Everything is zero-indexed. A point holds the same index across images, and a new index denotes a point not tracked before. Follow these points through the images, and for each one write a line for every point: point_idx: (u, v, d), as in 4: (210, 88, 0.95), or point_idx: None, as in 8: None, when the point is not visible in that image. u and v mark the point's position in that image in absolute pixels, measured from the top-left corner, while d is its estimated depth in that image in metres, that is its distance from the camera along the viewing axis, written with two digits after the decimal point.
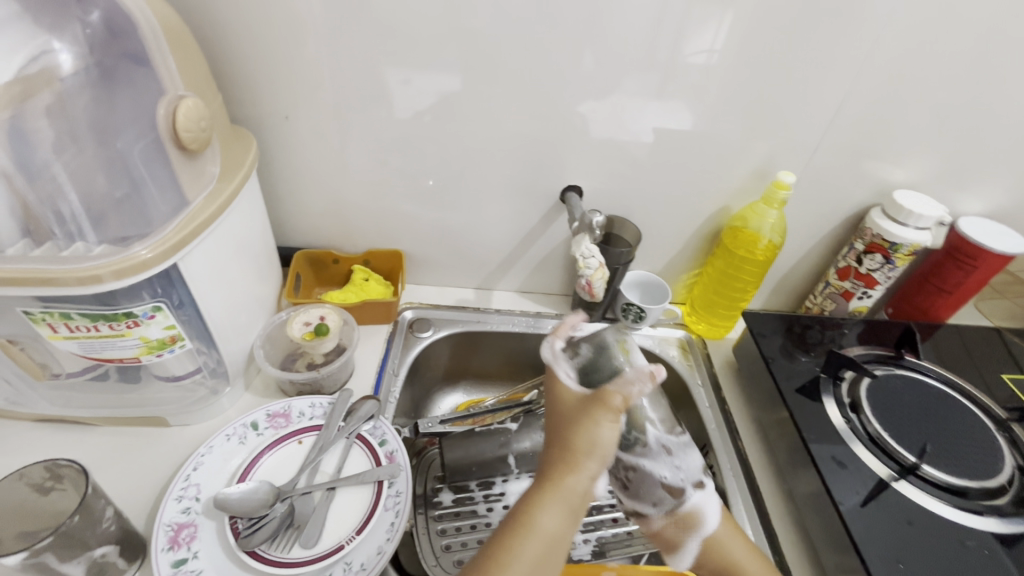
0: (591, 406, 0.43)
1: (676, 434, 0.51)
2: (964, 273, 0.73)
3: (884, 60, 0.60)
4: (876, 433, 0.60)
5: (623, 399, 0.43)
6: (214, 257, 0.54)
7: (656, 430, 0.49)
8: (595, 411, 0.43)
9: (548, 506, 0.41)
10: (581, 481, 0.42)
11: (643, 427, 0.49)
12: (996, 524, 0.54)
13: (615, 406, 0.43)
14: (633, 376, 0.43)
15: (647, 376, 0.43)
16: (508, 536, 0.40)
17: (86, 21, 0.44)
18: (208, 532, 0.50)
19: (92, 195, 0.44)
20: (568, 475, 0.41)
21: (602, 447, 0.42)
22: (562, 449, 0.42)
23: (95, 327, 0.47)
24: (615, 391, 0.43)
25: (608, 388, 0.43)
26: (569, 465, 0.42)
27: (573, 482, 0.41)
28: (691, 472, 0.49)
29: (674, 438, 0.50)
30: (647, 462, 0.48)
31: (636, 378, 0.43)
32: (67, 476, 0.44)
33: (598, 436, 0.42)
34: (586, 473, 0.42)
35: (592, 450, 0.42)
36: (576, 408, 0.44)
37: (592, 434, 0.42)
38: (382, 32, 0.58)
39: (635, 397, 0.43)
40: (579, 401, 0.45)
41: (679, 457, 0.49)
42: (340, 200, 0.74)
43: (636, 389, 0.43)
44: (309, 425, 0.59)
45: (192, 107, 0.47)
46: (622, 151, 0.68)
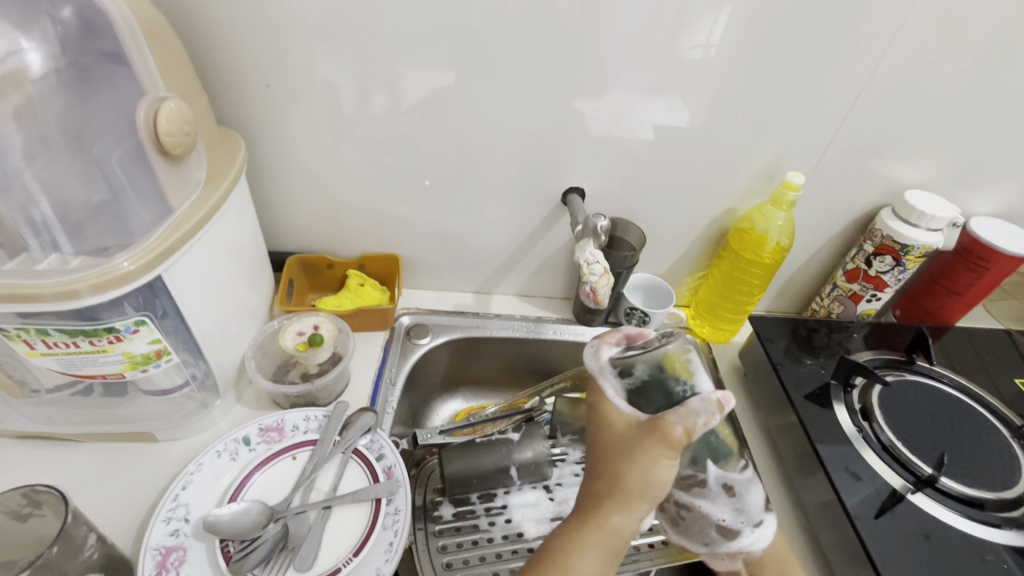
0: (648, 440, 0.41)
1: (740, 475, 0.48)
2: (976, 275, 0.71)
3: (897, 54, 0.57)
4: (890, 442, 0.59)
5: (684, 431, 0.41)
6: (201, 267, 0.52)
7: (721, 471, 0.47)
8: (652, 449, 0.41)
9: (593, 544, 0.41)
10: (627, 521, 0.42)
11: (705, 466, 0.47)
12: (1014, 538, 0.52)
13: (675, 442, 0.41)
14: (698, 407, 0.41)
15: (714, 408, 0.41)
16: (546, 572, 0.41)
17: (58, 18, 0.41)
18: (198, 556, 0.48)
19: (66, 204, 0.42)
20: (616, 513, 0.41)
21: (656, 487, 0.41)
22: (611, 484, 0.42)
23: (75, 344, 0.45)
24: (677, 424, 0.41)
25: (668, 419, 0.41)
26: (618, 504, 0.41)
27: (620, 521, 0.41)
28: (750, 511, 0.48)
29: (738, 479, 0.47)
30: (705, 503, 0.47)
31: (701, 410, 0.41)
32: (47, 501, 0.42)
33: (653, 476, 0.41)
34: (635, 512, 0.42)
35: (644, 491, 0.41)
36: (631, 441, 0.42)
37: (646, 474, 0.41)
38: (376, 28, 0.56)
39: (698, 430, 0.41)
40: (632, 433, 0.43)
41: (739, 497, 0.48)
42: (334, 202, 0.71)
43: (699, 425, 0.41)
44: (304, 439, 0.57)
45: (175, 110, 0.44)
46: (625, 150, 0.66)
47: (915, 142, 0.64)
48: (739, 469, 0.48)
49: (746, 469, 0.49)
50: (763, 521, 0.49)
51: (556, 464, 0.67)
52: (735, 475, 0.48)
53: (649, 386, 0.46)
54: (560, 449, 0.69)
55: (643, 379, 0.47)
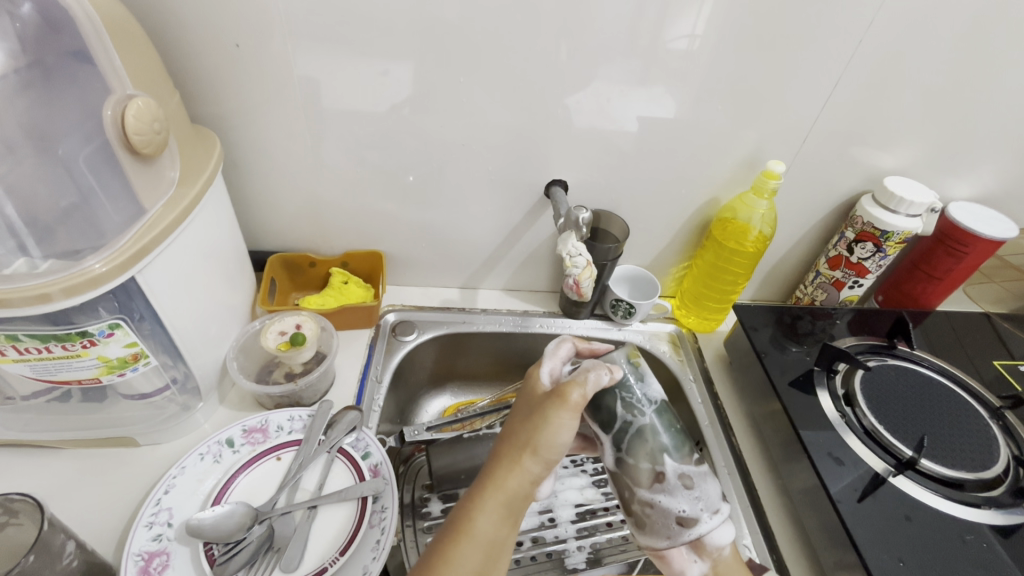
0: (547, 402, 0.39)
1: (697, 465, 0.42)
2: (956, 259, 0.72)
3: (877, 41, 0.57)
4: (871, 426, 0.60)
5: (581, 396, 0.39)
6: (178, 268, 0.51)
7: (673, 459, 0.42)
8: (548, 409, 0.39)
9: (488, 506, 0.37)
10: (524, 483, 0.38)
11: (659, 458, 0.41)
12: (994, 516, 0.53)
13: (574, 403, 0.39)
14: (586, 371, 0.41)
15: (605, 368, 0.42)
16: (443, 541, 0.36)
17: (17, 15, 0.39)
18: (181, 560, 0.47)
19: (34, 207, 0.41)
20: (508, 472, 0.38)
21: (546, 446, 0.38)
22: (509, 443, 0.39)
23: (47, 349, 0.44)
24: (572, 387, 0.39)
25: (568, 385, 0.40)
26: (509, 460, 0.38)
27: (512, 481, 0.38)
28: (712, 505, 0.42)
29: (696, 468, 0.42)
30: (664, 496, 0.41)
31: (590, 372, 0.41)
32: (23, 510, 0.41)
33: (542, 434, 0.38)
34: (525, 472, 0.38)
35: (534, 448, 0.38)
36: (537, 405, 0.40)
37: (537, 431, 0.38)
38: (353, 22, 0.55)
39: (589, 392, 0.39)
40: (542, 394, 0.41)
41: (698, 487, 0.41)
42: (315, 199, 0.70)
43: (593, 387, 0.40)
44: (289, 440, 0.57)
45: (143, 108, 0.43)
46: (609, 141, 0.65)
47: (896, 128, 0.65)
48: (695, 459, 0.43)
49: (701, 459, 0.43)
50: (722, 513, 0.42)
51: None
52: (691, 464, 0.42)
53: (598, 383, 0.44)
54: None
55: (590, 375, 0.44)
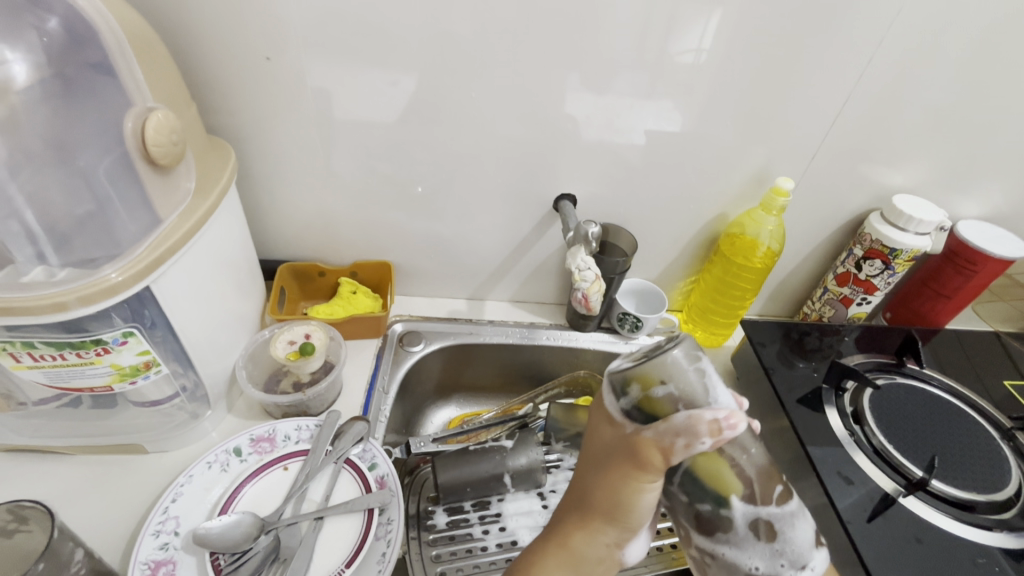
0: (624, 463, 0.39)
1: (779, 507, 0.37)
2: (965, 277, 0.72)
3: (884, 60, 0.58)
4: (881, 445, 0.59)
5: (663, 454, 0.37)
6: (190, 276, 0.51)
7: (743, 507, 0.37)
8: (628, 474, 0.39)
9: (554, 564, 0.43)
10: (592, 546, 0.42)
11: (725, 504, 0.37)
12: (1005, 539, 0.53)
13: (656, 464, 0.38)
14: (681, 426, 0.36)
15: (701, 418, 0.36)
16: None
17: (44, 29, 0.41)
18: (187, 569, 0.47)
19: (52, 216, 0.41)
20: (581, 533, 0.42)
21: (626, 511, 0.41)
22: (583, 502, 0.43)
23: (62, 356, 0.44)
24: (655, 447, 0.38)
25: (647, 444, 0.38)
26: (584, 526, 0.42)
27: (585, 543, 0.42)
28: (796, 554, 0.37)
29: (774, 512, 0.37)
30: (729, 549, 0.38)
31: (684, 430, 0.36)
32: (33, 517, 0.42)
33: (622, 499, 0.40)
34: (601, 535, 0.42)
35: (611, 513, 0.41)
36: (605, 457, 0.41)
37: (614, 496, 0.41)
38: (365, 35, 0.56)
39: (680, 450, 0.37)
40: (613, 443, 0.40)
41: (781, 537, 0.37)
42: (326, 210, 0.71)
43: (680, 446, 0.37)
44: (296, 449, 0.57)
45: (163, 120, 0.44)
46: (617, 155, 0.66)
47: (904, 146, 0.65)
48: (779, 497, 0.38)
49: (786, 496, 0.38)
50: (812, 567, 0.38)
51: (550, 470, 0.66)
52: (772, 507, 0.37)
53: (649, 405, 0.38)
54: (554, 455, 0.68)
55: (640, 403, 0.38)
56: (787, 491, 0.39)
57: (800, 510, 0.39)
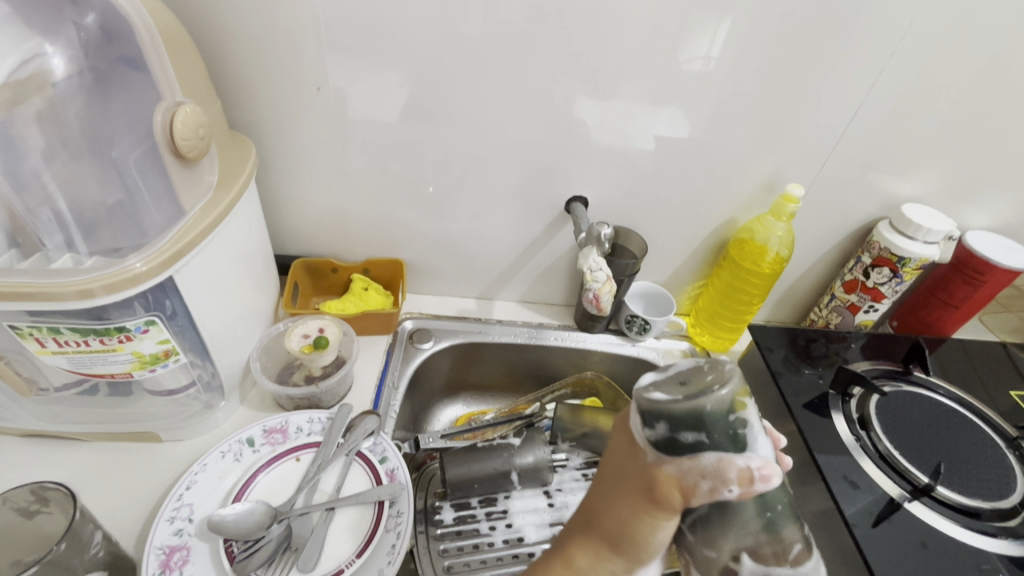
0: (641, 494, 0.33)
1: (796, 568, 0.31)
2: (972, 287, 0.73)
3: (894, 71, 0.59)
4: (887, 451, 0.59)
5: (683, 494, 0.32)
6: (210, 268, 0.52)
7: (750, 565, 0.31)
8: (642, 507, 0.33)
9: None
10: (598, 572, 0.36)
11: (732, 555, 0.31)
12: (1010, 547, 0.53)
13: (672, 503, 0.32)
14: (711, 470, 0.31)
15: (735, 471, 0.31)
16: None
17: (81, 24, 0.43)
18: (201, 555, 0.48)
19: (81, 203, 0.44)
20: (587, 556, 0.36)
21: (636, 543, 0.34)
22: (591, 522, 0.36)
23: (86, 343, 0.45)
24: (675, 485, 0.32)
25: (668, 482, 0.32)
26: (588, 546, 0.36)
27: (589, 566, 0.36)
28: None
29: (789, 574, 0.31)
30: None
31: (712, 474, 0.31)
32: (54, 499, 0.43)
33: (633, 529, 0.34)
34: (609, 561, 0.36)
35: (619, 543, 0.35)
36: (621, 481, 0.35)
37: (625, 525, 0.34)
38: (382, 37, 0.57)
39: (700, 495, 0.31)
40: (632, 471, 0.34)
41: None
42: (341, 208, 0.72)
43: (703, 492, 0.31)
44: (308, 441, 0.58)
45: (190, 114, 0.45)
46: (627, 159, 0.67)
47: (912, 156, 0.66)
48: (795, 558, 0.31)
49: (805, 555, 0.32)
50: None
51: (557, 469, 0.67)
52: (786, 566, 0.31)
53: (680, 446, 0.32)
54: (561, 455, 0.69)
55: (668, 437, 0.32)
56: (806, 549, 0.32)
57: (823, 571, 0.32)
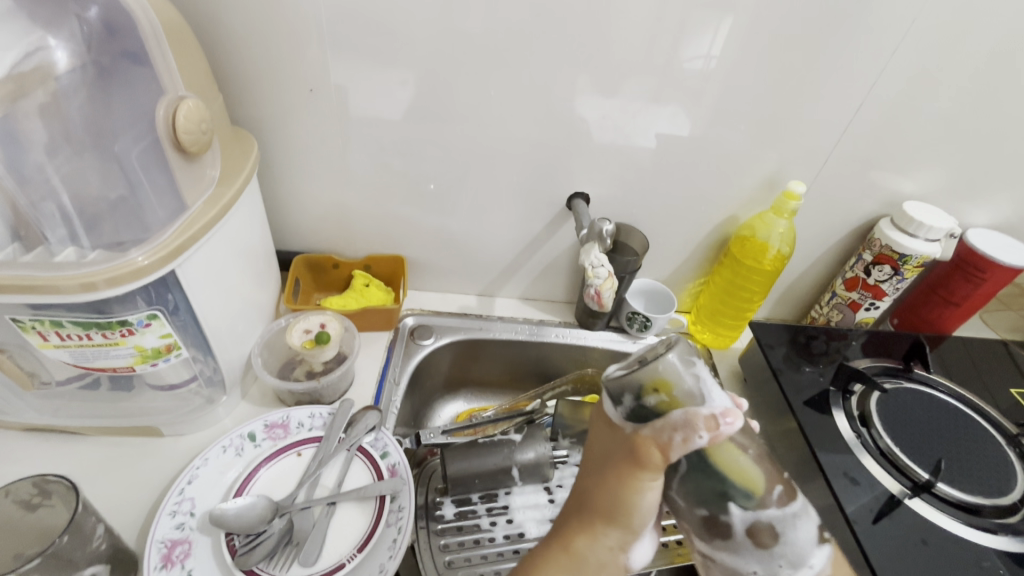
0: (624, 463, 0.37)
1: (779, 508, 0.35)
2: (972, 285, 0.73)
3: (897, 68, 0.59)
4: (888, 448, 0.60)
5: (661, 451, 0.35)
6: (212, 263, 0.52)
7: (740, 513, 0.35)
8: (627, 474, 0.36)
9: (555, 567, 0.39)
10: (595, 548, 0.39)
11: (723, 509, 0.35)
12: (1009, 543, 0.53)
13: (654, 460, 0.35)
14: (678, 421, 0.35)
15: (700, 419, 0.34)
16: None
17: (84, 18, 0.43)
18: (203, 549, 0.48)
19: (84, 198, 0.43)
20: (584, 536, 0.38)
21: (627, 512, 0.37)
22: (583, 504, 0.39)
23: (88, 336, 0.45)
24: (653, 444, 0.35)
25: (646, 442, 0.35)
26: (584, 526, 0.38)
27: (587, 545, 0.38)
28: (798, 557, 0.35)
29: (774, 515, 0.35)
30: (726, 554, 0.36)
31: (681, 425, 0.34)
32: (56, 492, 0.43)
33: (622, 499, 0.37)
34: (604, 538, 0.38)
35: (612, 515, 0.38)
36: (605, 458, 0.38)
37: (615, 498, 0.37)
38: (384, 34, 0.57)
39: (676, 446, 0.35)
40: (614, 445, 0.38)
41: (783, 538, 0.35)
42: (342, 204, 0.72)
43: (678, 443, 0.35)
44: (309, 436, 0.58)
45: (193, 109, 0.45)
46: (628, 156, 0.67)
47: (914, 154, 0.66)
48: (777, 500, 0.35)
49: (788, 496, 0.36)
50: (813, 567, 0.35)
51: (558, 466, 0.67)
52: (772, 510, 0.35)
53: (648, 411, 0.36)
54: (561, 451, 0.69)
55: (637, 407, 0.37)
56: (790, 491, 0.37)
57: (804, 507, 0.36)
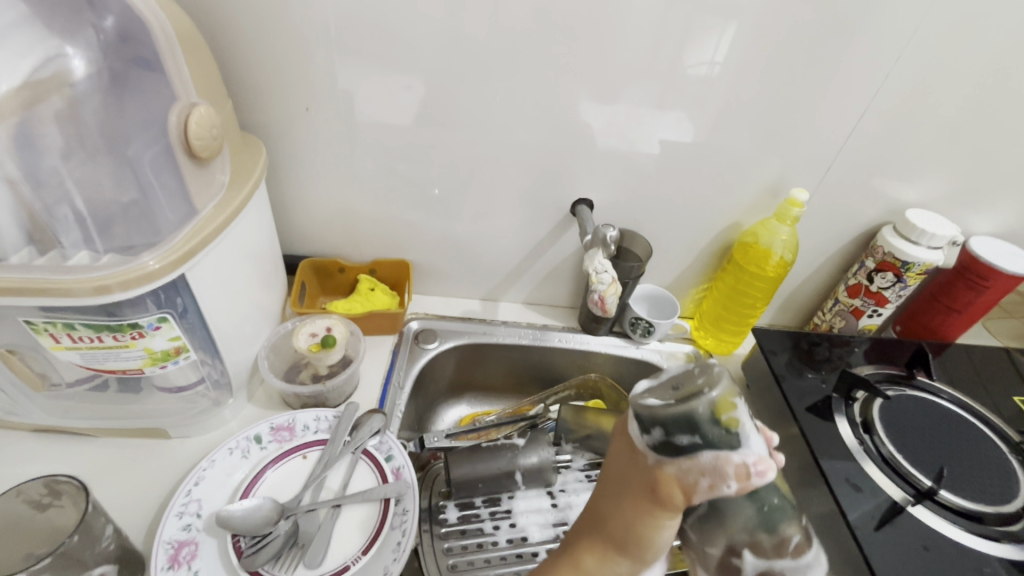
0: (642, 495, 0.34)
1: (794, 559, 0.34)
2: (976, 293, 0.73)
3: (898, 77, 0.59)
4: (890, 454, 0.60)
5: (684, 494, 0.33)
6: (221, 266, 0.53)
7: (753, 558, 0.33)
8: (645, 508, 0.34)
9: None
10: (605, 571, 0.37)
11: (736, 551, 0.34)
12: (1013, 551, 0.53)
13: (675, 502, 0.33)
14: (708, 466, 0.32)
15: (732, 470, 0.31)
16: None
17: (100, 26, 0.44)
18: (210, 550, 0.49)
19: (97, 202, 0.44)
20: (593, 557, 0.37)
21: (641, 544, 0.35)
22: (596, 525, 0.37)
23: (99, 338, 0.46)
24: (677, 484, 0.33)
25: (670, 482, 0.33)
26: (595, 549, 0.37)
27: (596, 567, 0.37)
28: None
29: (788, 565, 0.33)
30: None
31: (710, 471, 0.32)
32: (66, 492, 0.43)
33: (637, 530, 0.35)
34: (615, 562, 0.37)
35: (625, 544, 0.36)
36: (624, 485, 0.36)
37: (630, 528, 0.35)
38: (391, 41, 0.58)
39: (700, 492, 0.32)
40: (633, 473, 0.35)
41: None
42: (348, 209, 0.73)
43: (705, 490, 0.32)
44: (314, 439, 0.58)
45: (204, 115, 0.46)
46: (632, 163, 0.67)
47: (916, 162, 0.66)
48: (794, 550, 0.34)
49: (804, 548, 0.34)
50: None
51: (560, 470, 0.68)
52: (787, 559, 0.33)
53: (677, 448, 0.33)
54: (565, 456, 0.69)
55: (666, 441, 0.33)
56: (805, 539, 0.35)
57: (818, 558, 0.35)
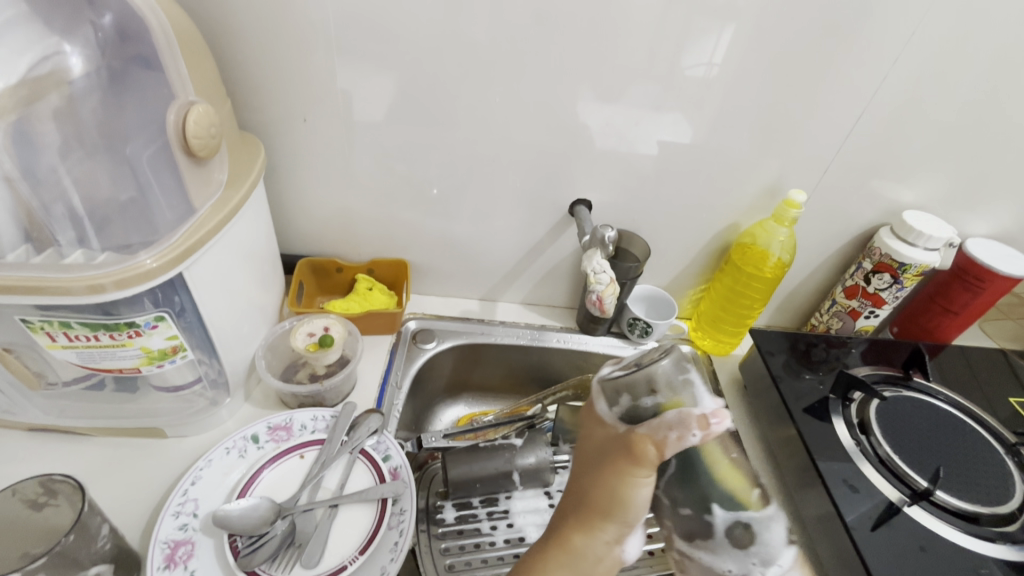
0: (618, 458, 0.40)
1: (756, 511, 0.42)
2: (972, 294, 0.73)
3: (895, 80, 0.59)
4: (887, 455, 0.60)
5: (656, 449, 0.39)
6: (218, 265, 0.53)
7: (724, 514, 0.41)
8: (622, 468, 0.39)
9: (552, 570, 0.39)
10: (592, 543, 0.40)
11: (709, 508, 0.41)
12: (1008, 551, 0.53)
13: (648, 457, 0.39)
14: (673, 420, 0.39)
15: (694, 421, 0.38)
16: None
17: (98, 24, 0.44)
18: (206, 550, 0.48)
19: (95, 199, 0.44)
20: (581, 533, 0.40)
21: (623, 505, 0.39)
22: (579, 504, 0.41)
23: (96, 337, 0.46)
24: (649, 441, 0.39)
25: (641, 438, 0.39)
26: (582, 524, 0.40)
27: (584, 542, 0.40)
28: (767, 554, 0.41)
29: (750, 515, 0.41)
30: (706, 554, 0.41)
31: (676, 424, 0.39)
32: (62, 491, 0.43)
33: (617, 493, 0.39)
34: (601, 532, 0.40)
35: (609, 510, 0.39)
36: (601, 454, 0.41)
37: (612, 494, 0.39)
38: (391, 41, 0.58)
39: (670, 444, 0.39)
40: (608, 443, 0.41)
41: (758, 539, 0.41)
42: (347, 208, 0.73)
43: (673, 440, 0.39)
44: (312, 438, 0.58)
45: (203, 114, 0.46)
46: (630, 164, 0.67)
47: (913, 164, 0.67)
48: (754, 502, 0.42)
49: (763, 501, 0.42)
50: (780, 565, 0.41)
51: (558, 471, 0.68)
52: (749, 512, 0.41)
53: (641, 411, 0.41)
54: (562, 456, 0.69)
55: (631, 407, 0.42)
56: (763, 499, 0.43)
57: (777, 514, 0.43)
